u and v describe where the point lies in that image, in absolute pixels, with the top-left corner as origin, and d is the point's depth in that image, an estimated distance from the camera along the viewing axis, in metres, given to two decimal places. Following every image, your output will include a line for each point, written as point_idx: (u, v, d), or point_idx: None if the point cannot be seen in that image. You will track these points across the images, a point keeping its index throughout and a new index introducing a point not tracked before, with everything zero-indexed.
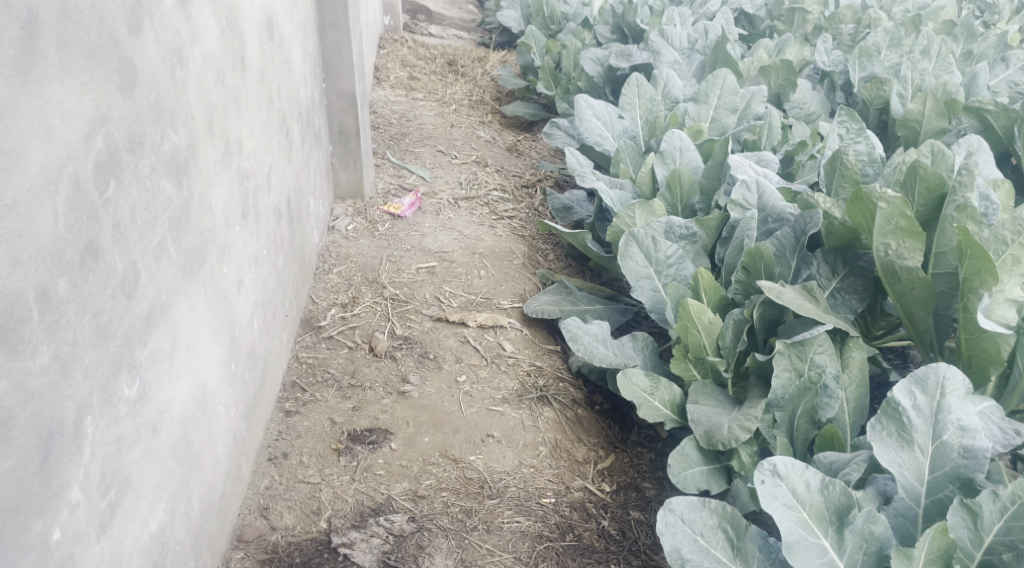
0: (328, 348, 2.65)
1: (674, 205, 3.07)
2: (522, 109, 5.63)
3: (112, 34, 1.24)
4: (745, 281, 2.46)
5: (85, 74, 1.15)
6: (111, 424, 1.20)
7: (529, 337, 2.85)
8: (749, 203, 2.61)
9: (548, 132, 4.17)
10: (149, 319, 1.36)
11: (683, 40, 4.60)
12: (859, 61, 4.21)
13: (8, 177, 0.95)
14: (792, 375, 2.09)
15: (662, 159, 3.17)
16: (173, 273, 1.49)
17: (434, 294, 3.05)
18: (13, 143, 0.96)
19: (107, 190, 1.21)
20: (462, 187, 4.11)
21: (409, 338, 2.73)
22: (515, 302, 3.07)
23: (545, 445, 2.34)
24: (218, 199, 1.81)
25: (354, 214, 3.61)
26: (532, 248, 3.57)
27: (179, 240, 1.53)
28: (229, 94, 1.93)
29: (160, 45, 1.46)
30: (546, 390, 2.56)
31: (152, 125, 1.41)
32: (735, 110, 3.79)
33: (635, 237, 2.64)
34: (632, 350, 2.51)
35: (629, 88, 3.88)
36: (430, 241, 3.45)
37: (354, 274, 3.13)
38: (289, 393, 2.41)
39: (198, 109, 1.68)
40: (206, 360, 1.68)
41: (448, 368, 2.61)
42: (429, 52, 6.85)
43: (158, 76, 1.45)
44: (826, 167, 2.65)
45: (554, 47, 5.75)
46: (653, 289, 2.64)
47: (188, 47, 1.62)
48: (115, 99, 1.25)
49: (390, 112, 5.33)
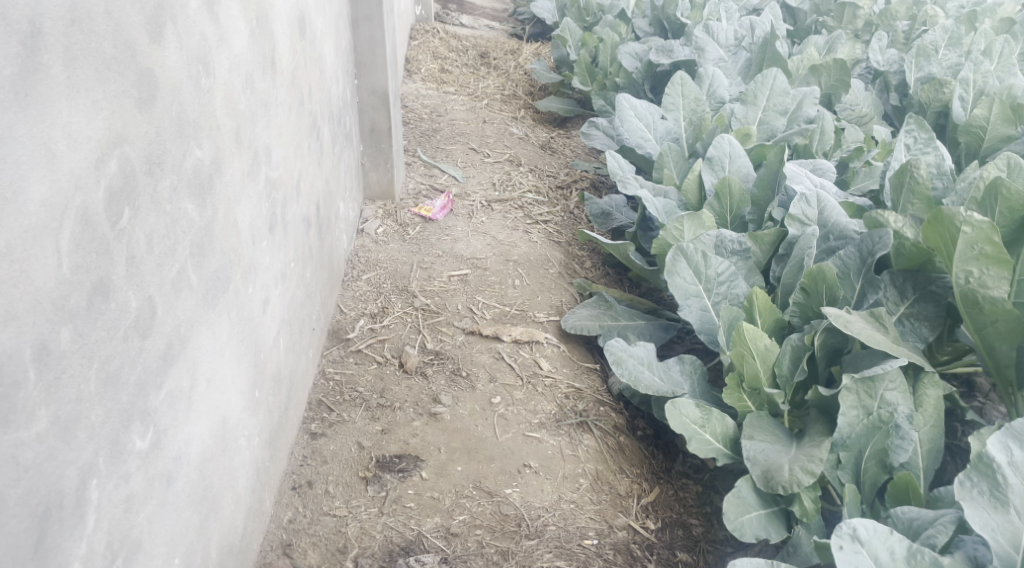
0: (356, 363, 2.51)
1: (722, 216, 2.89)
2: (556, 105, 5.46)
3: (129, 42, 1.11)
4: (805, 303, 2.30)
5: (97, 90, 1.01)
6: (120, 483, 1.08)
7: (567, 354, 2.70)
8: (809, 218, 2.43)
9: (585, 132, 4.00)
10: (165, 356, 1.23)
11: (729, 36, 4.40)
12: (916, 61, 4.01)
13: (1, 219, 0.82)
14: (860, 413, 1.95)
15: (710, 166, 3.00)
16: (194, 302, 1.36)
17: (467, 305, 2.91)
18: (9, 178, 0.83)
19: (120, 221, 1.08)
20: (496, 189, 3.95)
21: (440, 353, 2.60)
22: (552, 315, 2.92)
23: (586, 477, 2.18)
24: (245, 214, 1.67)
25: (384, 216, 3.47)
26: (568, 255, 3.41)
27: (201, 264, 1.40)
28: (257, 100, 1.79)
29: (184, 52, 1.33)
30: (586, 414, 2.40)
31: (173, 141, 1.28)
32: (785, 112, 3.62)
33: (684, 251, 2.48)
34: (680, 376, 2.34)
35: (672, 87, 3.70)
36: (463, 247, 3.31)
37: (384, 281, 2.99)
38: (315, 413, 2.28)
39: (224, 119, 1.54)
40: (228, 392, 1.55)
41: (482, 388, 2.46)
42: (460, 43, 6.70)
43: (182, 85, 1.32)
44: (893, 183, 2.47)
45: (591, 41, 5.58)
46: (702, 308, 2.48)
47: (215, 51, 1.48)
48: (132, 117, 1.12)
49: (420, 106, 5.19)
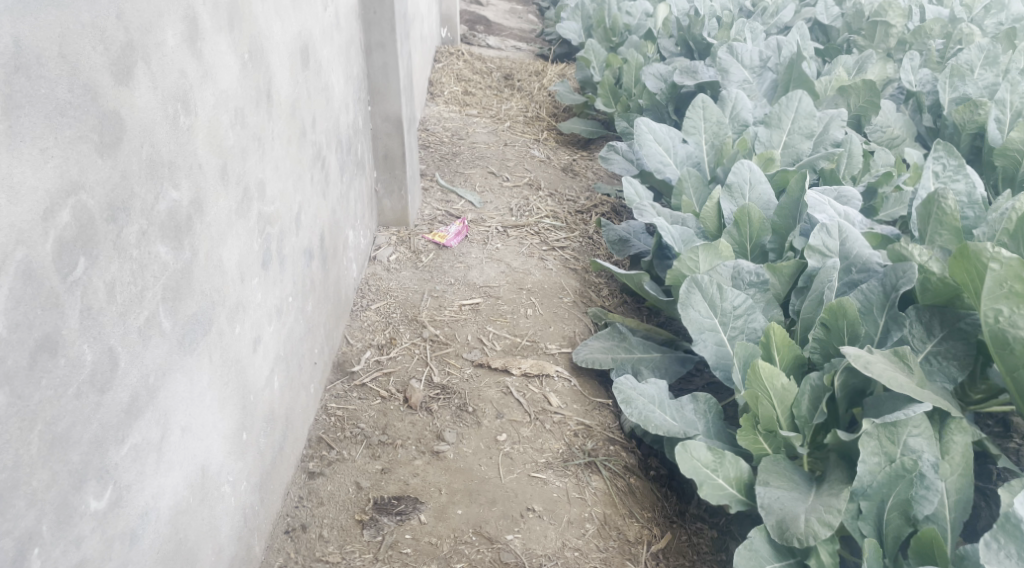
0: (360, 398, 2.45)
1: (742, 245, 2.79)
2: (579, 127, 5.40)
3: (90, 85, 1.03)
4: (825, 339, 2.19)
5: (48, 138, 0.94)
6: (69, 548, 1.03)
7: (577, 389, 2.61)
8: (830, 249, 2.32)
9: (605, 156, 3.92)
10: (130, 410, 1.17)
11: (754, 57, 4.27)
12: (950, 80, 3.88)
13: None
14: (882, 460, 1.83)
15: (729, 193, 2.90)
16: (167, 350, 1.30)
17: (477, 335, 2.84)
18: None
19: (74, 271, 1.02)
20: (513, 214, 3.90)
21: (447, 387, 2.53)
22: (564, 346, 2.84)
23: (592, 522, 2.09)
24: (233, 252, 1.62)
25: (397, 243, 3.42)
26: (584, 283, 3.33)
27: (177, 309, 1.34)
28: (251, 135, 1.73)
29: (158, 91, 1.25)
30: (595, 454, 2.32)
31: (143, 183, 1.20)
32: (811, 135, 3.52)
33: (698, 283, 2.39)
34: (693, 415, 2.24)
35: (693, 111, 3.62)
36: (476, 274, 3.25)
37: (394, 311, 2.94)
38: (314, 450, 2.22)
39: (210, 158, 1.48)
40: (209, 438, 1.50)
41: (487, 424, 2.39)
42: (485, 65, 6.69)
43: (154, 125, 1.23)
44: (920, 213, 2.37)
45: (615, 62, 5.52)
46: (717, 343, 2.38)
47: (198, 89, 1.42)
48: (91, 163, 1.03)
49: (442, 129, 5.16)
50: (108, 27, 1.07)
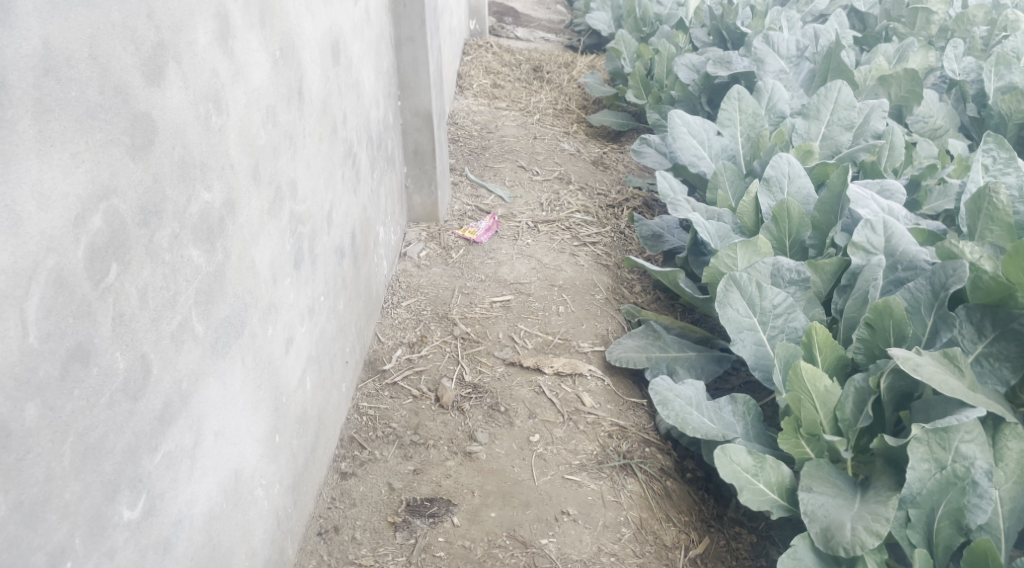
0: (391, 397, 2.43)
1: (780, 240, 2.71)
2: (610, 118, 5.33)
3: (121, 86, 1.00)
4: (870, 339, 2.12)
5: (79, 142, 0.91)
6: (103, 560, 1.01)
7: (611, 388, 2.56)
8: (874, 246, 2.25)
9: (637, 149, 3.85)
10: (162, 417, 1.15)
11: (791, 46, 4.18)
12: (996, 68, 3.77)
13: None
14: (932, 467, 1.76)
15: (768, 187, 2.83)
16: (200, 354, 1.27)
17: (508, 333, 2.81)
18: None
19: (106, 277, 0.99)
20: (543, 209, 3.85)
21: (479, 386, 2.50)
22: (597, 344, 2.79)
23: (629, 526, 2.04)
24: (266, 253, 1.59)
25: (427, 239, 3.39)
26: (616, 279, 3.28)
27: (210, 313, 1.32)
28: (283, 133, 1.70)
29: (190, 91, 1.22)
30: (631, 456, 2.27)
31: (175, 186, 1.17)
32: (851, 126, 3.43)
33: (737, 281, 2.32)
34: (731, 416, 2.19)
35: (728, 102, 3.54)
36: (507, 271, 3.21)
37: (424, 308, 2.91)
38: (346, 451, 2.20)
39: (242, 159, 1.45)
40: (242, 442, 1.48)
41: (520, 425, 2.35)
42: (514, 57, 6.63)
43: (186, 126, 1.20)
44: (969, 208, 2.29)
45: (647, 53, 5.43)
46: (756, 343, 2.32)
47: (230, 88, 1.39)
48: (123, 166, 1.01)
49: (471, 123, 5.12)
50: (139, 26, 1.04)
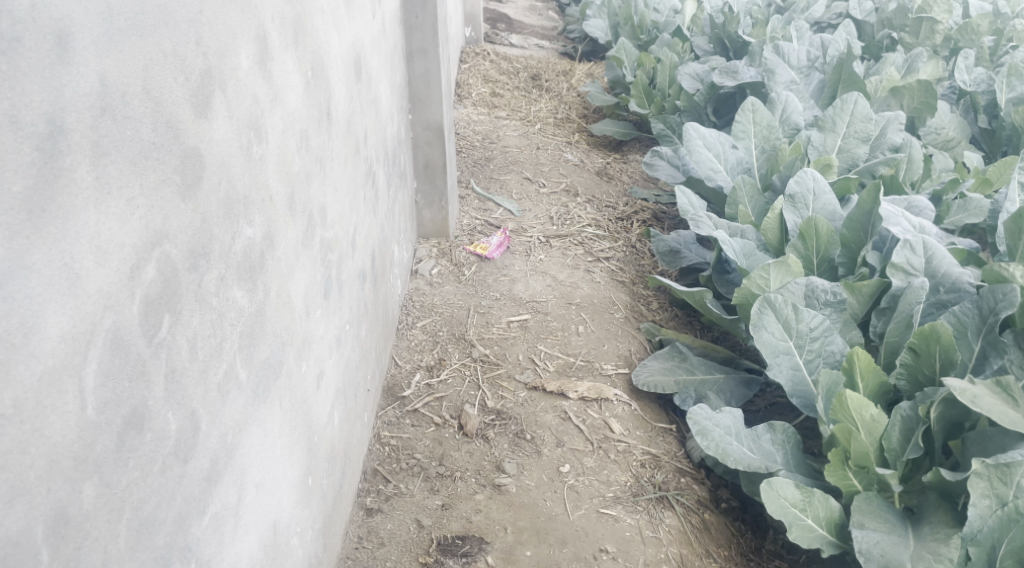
0: (413, 425, 2.32)
1: (808, 258, 2.64)
2: (612, 128, 5.25)
3: (172, 121, 0.95)
4: (914, 365, 2.06)
5: (134, 188, 0.84)
6: None
7: (639, 413, 2.48)
8: (914, 267, 2.18)
9: (649, 161, 3.78)
10: (209, 476, 1.05)
11: (801, 57, 4.11)
12: (1008, 79, 3.73)
13: (12, 369, 0.66)
14: (993, 503, 1.68)
15: (793, 204, 2.76)
16: (243, 402, 1.17)
17: (528, 355, 2.71)
18: (24, 316, 0.67)
19: (159, 332, 0.90)
20: (553, 223, 3.76)
21: (502, 412, 2.41)
22: (620, 366, 2.71)
23: (670, 563, 1.96)
24: (300, 285, 1.50)
25: (439, 256, 3.29)
26: (633, 296, 3.20)
27: (252, 356, 1.22)
28: (313, 157, 1.62)
29: (234, 120, 1.17)
30: (666, 488, 2.19)
31: (220, 224, 1.10)
32: (868, 139, 3.34)
33: (771, 303, 2.24)
34: (770, 446, 2.12)
35: (743, 114, 3.47)
36: (522, 288, 3.12)
37: (440, 329, 2.81)
38: (370, 484, 2.10)
39: (278, 187, 1.37)
40: (280, 490, 1.38)
41: (549, 454, 2.25)
42: (511, 65, 6.54)
43: (231, 159, 1.15)
44: (1009, 228, 2.23)
45: (648, 61, 5.36)
46: (793, 367, 2.25)
47: (269, 113, 1.33)
48: (174, 208, 0.95)
49: (472, 133, 5.03)
50: (188, 56, 1.00)
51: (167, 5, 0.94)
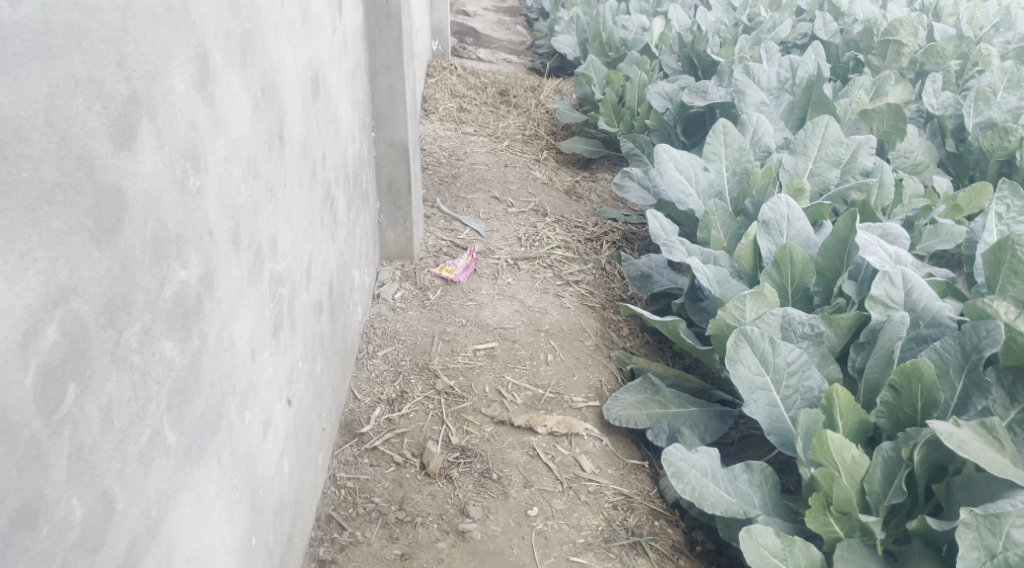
0: (371, 465, 2.18)
1: (783, 287, 2.57)
2: (580, 145, 5.17)
3: (87, 155, 0.83)
4: (895, 403, 1.99)
5: (28, 238, 0.73)
6: None
7: (610, 449, 2.37)
8: (893, 300, 2.12)
9: (618, 183, 3.70)
10: (127, 562, 0.91)
11: (771, 79, 4.03)
12: (975, 104, 3.70)
13: None
14: (982, 555, 1.60)
15: (767, 230, 2.68)
16: (172, 467, 1.04)
17: (495, 387, 2.59)
18: None
19: (60, 405, 0.77)
20: (521, 244, 3.66)
21: (467, 449, 2.28)
22: (591, 398, 2.60)
23: None
24: (244, 326, 1.36)
25: (402, 279, 3.17)
26: (604, 322, 3.10)
27: (184, 414, 1.08)
28: (263, 185, 1.49)
29: (167, 149, 1.04)
30: (639, 532, 2.09)
31: (146, 269, 0.97)
32: (839, 163, 3.28)
33: (748, 336, 2.15)
34: (748, 487, 2.03)
35: (714, 136, 3.40)
36: (488, 314, 3.00)
37: (402, 359, 2.67)
38: (323, 533, 1.96)
39: (219, 222, 1.24)
40: (218, 559, 1.24)
41: (516, 495, 2.14)
42: (479, 80, 6.45)
43: (161, 195, 1.02)
44: (988, 260, 2.17)
45: (616, 79, 5.29)
46: (770, 403, 2.17)
47: (209, 142, 1.20)
48: (85, 257, 0.82)
49: (438, 149, 4.91)
50: (107, 80, 0.87)
51: (79, 23, 0.81)
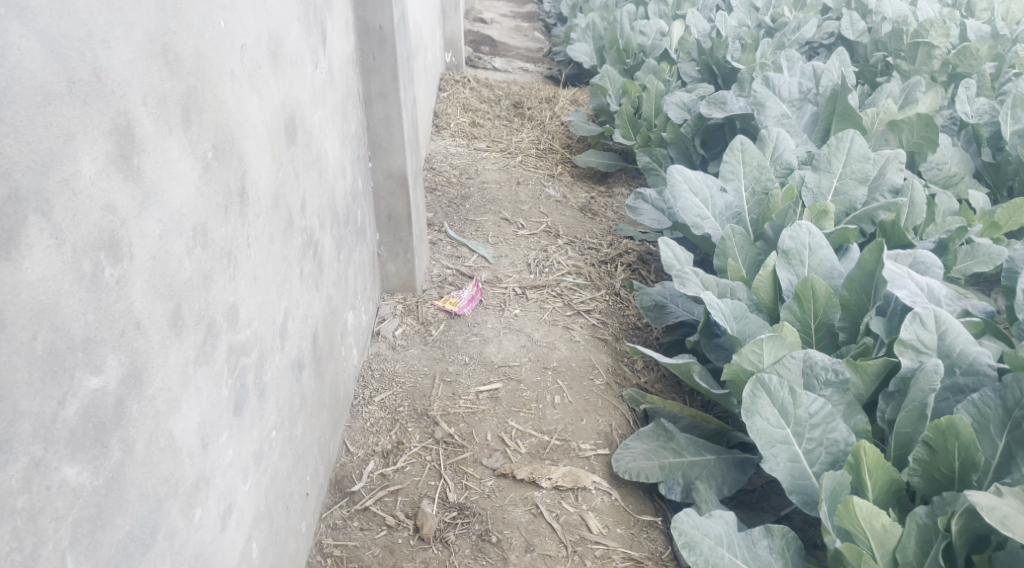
0: (362, 530, 2.06)
1: (805, 322, 2.38)
2: (595, 159, 4.96)
3: None
4: (930, 462, 1.80)
5: None
6: None
7: (620, 505, 2.21)
8: (926, 345, 1.92)
9: (631, 205, 3.54)
10: None
11: (793, 89, 3.79)
12: (1013, 110, 3.48)
13: None
14: None
15: (787, 260, 2.49)
16: None
17: (498, 434, 2.44)
18: None
19: None
20: (531, 272, 3.50)
21: (465, 507, 2.14)
22: (600, 445, 2.44)
23: None
24: (191, 416, 1.23)
25: (404, 313, 3.03)
26: (617, 357, 2.93)
27: (100, 543, 0.96)
28: (217, 252, 1.36)
29: (69, 244, 0.91)
30: None
31: (36, 393, 0.85)
32: (865, 180, 3.04)
33: (766, 385, 1.98)
34: (769, 553, 1.86)
35: (732, 154, 3.22)
36: (493, 350, 2.85)
37: (400, 405, 2.52)
38: None
39: (154, 309, 1.12)
40: None
41: (516, 563, 2.00)
42: (493, 93, 6.31)
43: (60, 298, 0.89)
44: None
45: (632, 90, 5.10)
46: (792, 459, 1.99)
47: (137, 222, 1.07)
48: None
49: (449, 168, 4.77)
50: None
51: None
